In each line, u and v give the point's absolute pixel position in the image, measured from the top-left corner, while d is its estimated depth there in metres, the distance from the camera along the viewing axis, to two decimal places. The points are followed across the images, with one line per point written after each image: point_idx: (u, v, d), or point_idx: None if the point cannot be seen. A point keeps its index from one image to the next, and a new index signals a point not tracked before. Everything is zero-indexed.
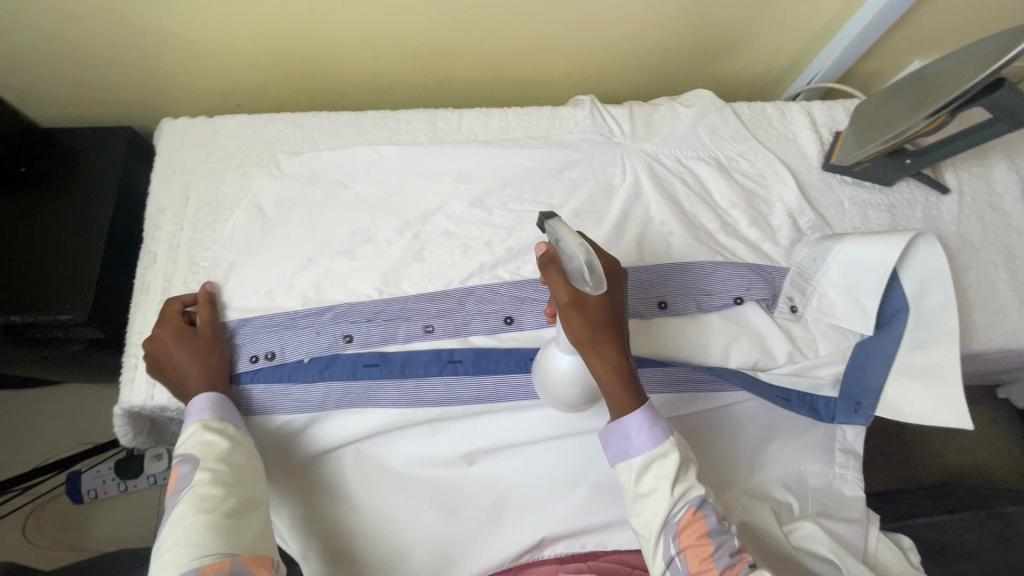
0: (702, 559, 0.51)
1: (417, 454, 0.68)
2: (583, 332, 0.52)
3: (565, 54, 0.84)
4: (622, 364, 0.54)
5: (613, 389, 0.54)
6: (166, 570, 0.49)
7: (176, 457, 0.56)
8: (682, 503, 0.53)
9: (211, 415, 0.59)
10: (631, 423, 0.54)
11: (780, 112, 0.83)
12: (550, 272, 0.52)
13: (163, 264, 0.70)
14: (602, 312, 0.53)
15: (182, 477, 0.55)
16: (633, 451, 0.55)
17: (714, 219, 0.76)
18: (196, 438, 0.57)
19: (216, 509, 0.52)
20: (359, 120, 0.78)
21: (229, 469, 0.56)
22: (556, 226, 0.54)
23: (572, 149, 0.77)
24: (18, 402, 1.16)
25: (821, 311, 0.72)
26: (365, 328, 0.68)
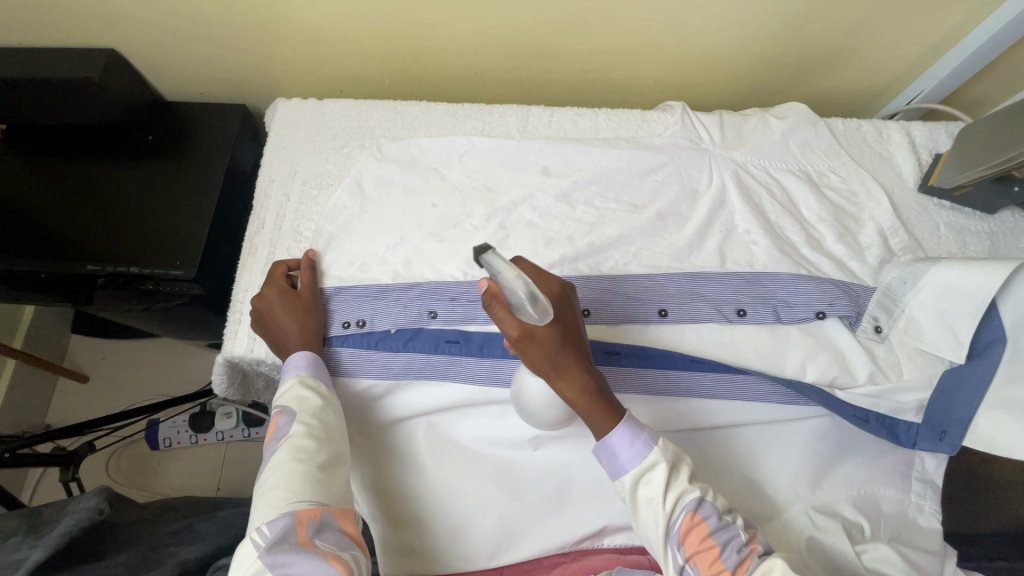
0: (711, 563, 0.52)
1: (487, 433, 0.70)
2: (542, 361, 0.55)
3: (658, 60, 0.86)
4: (589, 384, 0.56)
5: (586, 410, 0.56)
6: (266, 509, 0.53)
7: (274, 408, 0.61)
8: (678, 510, 0.54)
9: (307, 372, 0.63)
10: (614, 442, 0.56)
11: (877, 130, 0.82)
12: (495, 308, 0.54)
13: (269, 231, 0.76)
14: (554, 340, 0.54)
15: (281, 426, 0.59)
16: (622, 469, 0.56)
17: (800, 232, 0.75)
18: (292, 392, 0.61)
19: (311, 460, 0.57)
20: (456, 111, 0.82)
21: (320, 425, 0.60)
22: (492, 258, 0.52)
23: (660, 152, 0.78)
24: (112, 350, 1.27)
25: (907, 334, 0.70)
26: (449, 307, 0.71)
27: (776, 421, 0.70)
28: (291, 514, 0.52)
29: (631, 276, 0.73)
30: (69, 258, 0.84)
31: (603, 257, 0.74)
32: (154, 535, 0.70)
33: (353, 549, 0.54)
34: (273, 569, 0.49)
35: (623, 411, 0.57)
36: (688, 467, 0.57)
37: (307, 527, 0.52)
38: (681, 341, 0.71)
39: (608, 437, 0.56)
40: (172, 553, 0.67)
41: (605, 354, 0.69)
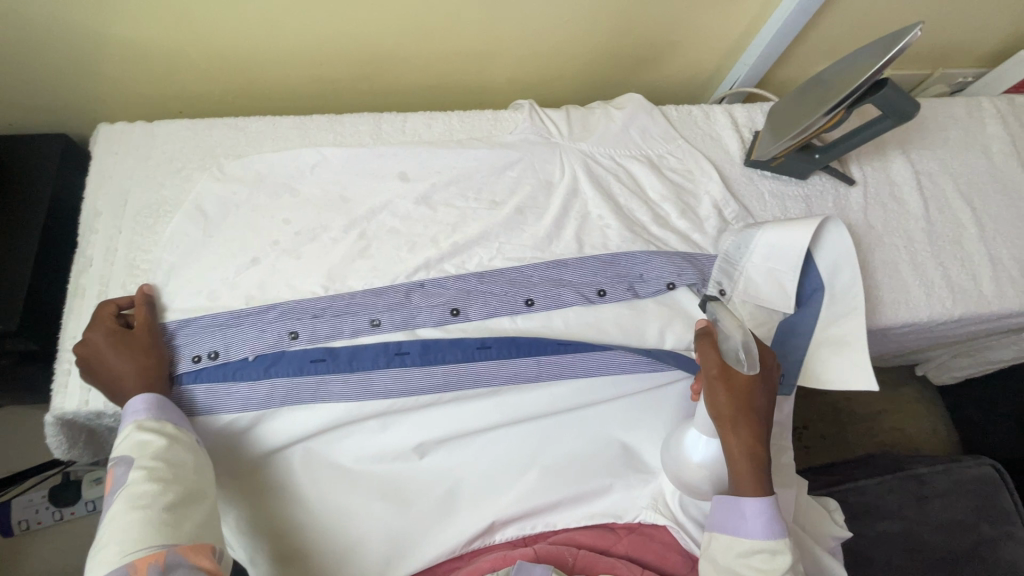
0: None
1: (367, 448, 0.68)
2: (724, 405, 0.60)
3: (505, 61, 0.89)
4: (755, 448, 0.60)
5: (743, 470, 0.60)
6: (103, 565, 0.48)
7: (110, 460, 0.55)
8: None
9: (148, 415, 0.57)
10: (749, 507, 0.59)
11: (705, 113, 0.90)
12: (707, 343, 0.63)
13: (99, 269, 0.69)
14: (745, 394, 0.61)
15: (119, 478, 0.53)
16: (738, 528, 0.60)
17: (647, 212, 0.81)
18: (130, 439, 0.55)
19: (154, 504, 0.51)
20: (305, 124, 0.80)
21: (167, 466, 0.54)
22: (720, 309, 0.70)
23: (513, 149, 0.81)
24: None
25: (747, 293, 0.77)
26: (312, 324, 0.68)
27: (646, 391, 0.74)
28: (128, 564, 0.48)
29: (496, 271, 0.75)
30: None
31: (467, 256, 0.75)
32: None
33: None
34: None
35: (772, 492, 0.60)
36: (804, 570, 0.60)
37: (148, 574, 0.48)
38: (549, 327, 0.73)
39: (746, 499, 0.59)
40: None
41: (476, 351, 0.70)
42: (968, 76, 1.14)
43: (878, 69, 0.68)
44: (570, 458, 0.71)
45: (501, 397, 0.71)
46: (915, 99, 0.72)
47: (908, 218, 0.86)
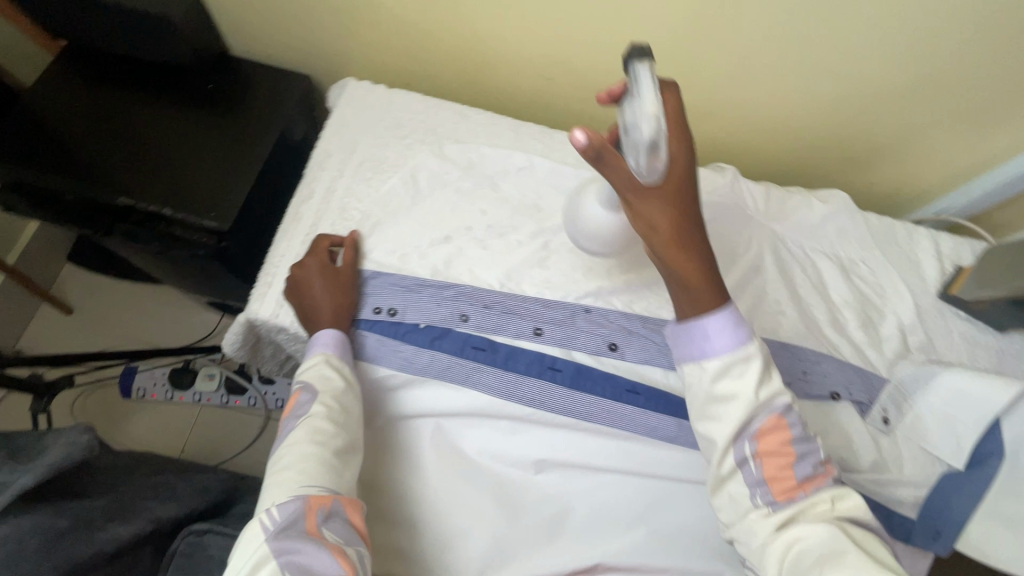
0: (780, 467, 0.53)
1: (494, 446, 0.70)
2: (657, 219, 0.52)
3: (717, 123, 0.90)
4: (697, 259, 0.53)
5: (689, 285, 0.54)
6: (279, 489, 0.52)
7: (296, 383, 0.60)
8: (763, 411, 0.54)
9: (334, 351, 0.62)
10: (709, 325, 0.54)
11: (907, 232, 0.86)
12: (607, 153, 0.50)
13: (317, 203, 0.76)
14: (672, 205, 0.52)
15: (303, 403, 0.57)
16: (704, 352, 0.55)
17: (824, 312, 0.78)
18: (316, 369, 0.60)
19: (329, 443, 0.55)
20: (521, 128, 0.85)
21: (340, 410, 0.58)
22: (642, 70, 0.52)
23: (708, 209, 0.82)
24: (115, 292, 1.28)
25: (913, 432, 0.72)
26: (482, 313, 0.71)
27: None
28: (301, 499, 0.50)
29: (661, 322, 0.75)
30: (99, 185, 0.82)
31: (636, 296, 0.76)
32: (132, 485, 0.67)
33: (359, 545, 0.50)
34: (279, 556, 0.47)
35: (727, 295, 0.55)
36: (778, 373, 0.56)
37: (315, 515, 0.50)
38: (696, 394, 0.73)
39: (701, 320, 0.54)
40: (148, 507, 0.64)
41: (625, 393, 0.71)
42: None
43: None
44: (684, 531, 0.68)
45: (626, 443, 0.70)
46: None
47: None
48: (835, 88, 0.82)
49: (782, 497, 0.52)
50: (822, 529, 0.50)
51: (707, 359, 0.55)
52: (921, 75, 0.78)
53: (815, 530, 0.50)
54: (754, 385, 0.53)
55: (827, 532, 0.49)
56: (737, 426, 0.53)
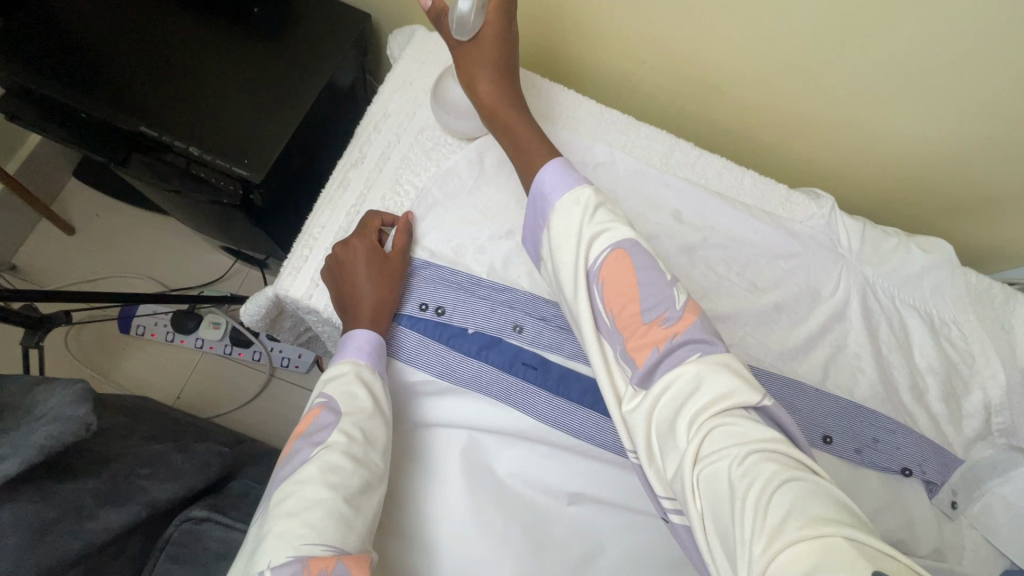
0: (630, 314, 0.46)
1: (530, 471, 0.64)
2: (478, 79, 0.60)
3: (819, 141, 0.80)
4: (511, 115, 0.60)
5: (519, 143, 0.59)
6: (280, 542, 0.43)
7: (317, 398, 0.52)
8: (602, 246, 0.49)
9: (366, 362, 0.54)
10: (541, 175, 0.55)
11: (1008, 296, 0.77)
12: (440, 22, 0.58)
13: (367, 169, 0.67)
14: (491, 64, 0.59)
15: (322, 427, 0.50)
16: (545, 210, 0.55)
17: (906, 375, 0.70)
18: (344, 385, 0.52)
19: (345, 485, 0.47)
20: (603, 116, 0.75)
21: (363, 443, 0.50)
22: None
23: (797, 241, 0.73)
24: (124, 219, 1.19)
25: (981, 523, 0.66)
26: (538, 327, 0.63)
27: None
28: (300, 561, 0.42)
29: None
30: (117, 108, 0.72)
31: None
32: (129, 458, 0.60)
33: None
34: None
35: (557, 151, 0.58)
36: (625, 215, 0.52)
37: None
38: None
39: (542, 172, 0.55)
40: (143, 487, 0.58)
41: None
42: None
43: None
44: None
45: None
46: None
47: None
48: (968, 128, 0.70)
49: (635, 356, 0.45)
50: (721, 453, 0.38)
51: (552, 217, 0.54)
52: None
53: (701, 422, 0.40)
54: (589, 215, 0.51)
55: (729, 434, 0.39)
56: (582, 272, 0.50)
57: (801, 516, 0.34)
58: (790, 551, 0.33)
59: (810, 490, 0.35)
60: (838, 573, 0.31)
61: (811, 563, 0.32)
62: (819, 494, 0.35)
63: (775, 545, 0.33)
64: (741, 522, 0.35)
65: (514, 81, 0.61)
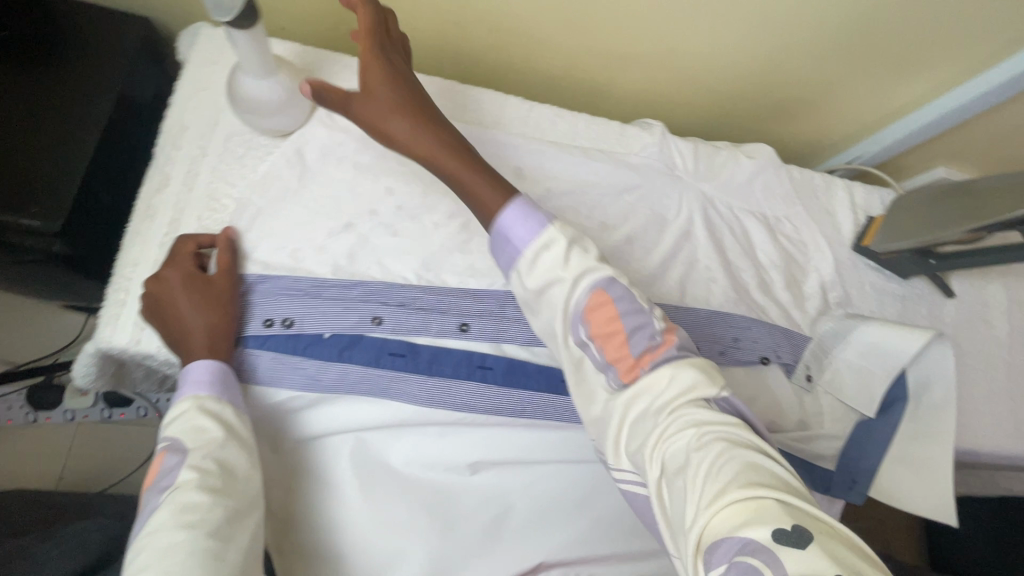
0: (617, 345, 0.47)
1: (423, 455, 0.63)
2: (396, 131, 0.51)
3: (643, 74, 0.83)
4: (444, 153, 0.51)
5: (472, 188, 0.51)
6: None
7: (161, 443, 0.48)
8: (581, 287, 0.47)
9: (209, 393, 0.51)
10: (504, 220, 0.49)
11: (826, 184, 0.86)
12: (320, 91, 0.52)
13: (176, 191, 0.61)
14: (398, 108, 0.51)
15: (168, 470, 0.47)
16: (513, 258, 0.49)
17: (752, 274, 0.77)
18: (187, 420, 0.49)
19: (205, 521, 0.44)
20: (425, 84, 0.73)
21: (221, 473, 0.47)
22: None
23: (636, 173, 0.76)
24: None
25: (832, 386, 0.75)
26: (397, 314, 0.62)
27: None
28: None
29: None
30: None
31: None
32: None
33: None
34: None
35: (514, 190, 0.51)
36: (597, 251, 0.50)
37: None
38: None
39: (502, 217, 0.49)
40: None
41: (562, 384, 0.65)
42: None
43: None
44: (625, 513, 0.66)
45: (567, 433, 0.67)
46: None
47: (991, 344, 0.86)
48: (762, 36, 0.76)
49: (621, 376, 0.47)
50: (682, 435, 0.42)
51: (520, 265, 0.49)
52: (867, 13, 0.73)
53: (675, 415, 0.44)
54: (563, 261, 0.48)
55: (692, 419, 0.43)
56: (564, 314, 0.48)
57: (743, 479, 0.38)
58: (729, 510, 0.37)
59: (757, 466, 0.39)
60: (765, 525, 0.35)
61: (744, 521, 0.36)
62: (761, 465, 0.40)
63: (716, 505, 0.37)
64: (691, 488, 0.40)
65: (441, 118, 0.53)
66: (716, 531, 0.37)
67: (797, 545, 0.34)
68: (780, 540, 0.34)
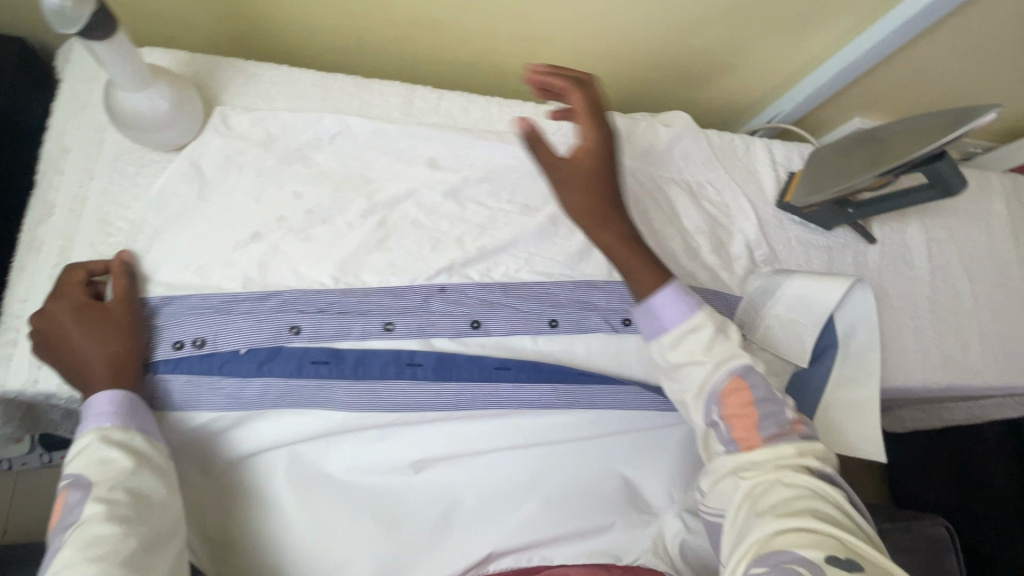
0: (746, 427, 0.54)
1: (361, 460, 0.63)
2: (576, 201, 0.60)
3: (555, 53, 0.82)
4: (625, 236, 0.61)
5: (630, 265, 0.60)
6: None
7: (62, 480, 0.47)
8: (722, 371, 0.56)
9: (114, 422, 0.49)
10: (652, 300, 0.59)
11: (746, 145, 0.87)
12: (538, 145, 0.59)
13: (64, 219, 0.58)
14: (590, 178, 0.60)
15: (72, 507, 0.46)
16: (659, 330, 0.59)
17: (680, 241, 0.77)
18: (91, 454, 0.47)
19: (117, 551, 0.44)
20: (326, 82, 0.70)
21: (131, 501, 0.47)
22: None
23: (554, 153, 0.76)
24: None
25: (766, 342, 0.76)
26: (317, 321, 0.60)
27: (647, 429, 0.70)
28: None
29: (523, 284, 0.69)
30: None
31: (493, 263, 0.69)
32: None
33: None
34: None
35: (668, 275, 0.60)
36: (737, 338, 0.59)
37: None
38: (570, 353, 0.69)
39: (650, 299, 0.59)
40: None
41: (495, 371, 0.65)
42: (979, 147, 1.10)
43: (945, 141, 0.66)
44: (573, 491, 0.67)
45: (506, 419, 0.66)
46: (964, 177, 0.71)
47: (914, 283, 0.90)
48: (663, 4, 0.77)
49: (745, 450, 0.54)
50: (771, 476, 0.52)
51: (668, 342, 0.58)
52: None
53: (753, 471, 0.53)
54: (708, 345, 0.57)
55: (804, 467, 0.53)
56: (700, 388, 0.57)
57: (811, 516, 0.49)
58: (789, 531, 0.48)
59: (828, 514, 0.49)
60: (821, 550, 0.46)
61: (801, 544, 0.47)
62: (831, 511, 0.50)
63: (782, 524, 0.48)
64: (761, 511, 0.50)
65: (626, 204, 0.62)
66: (772, 544, 0.48)
67: (845, 568, 0.45)
68: (833, 563, 0.45)
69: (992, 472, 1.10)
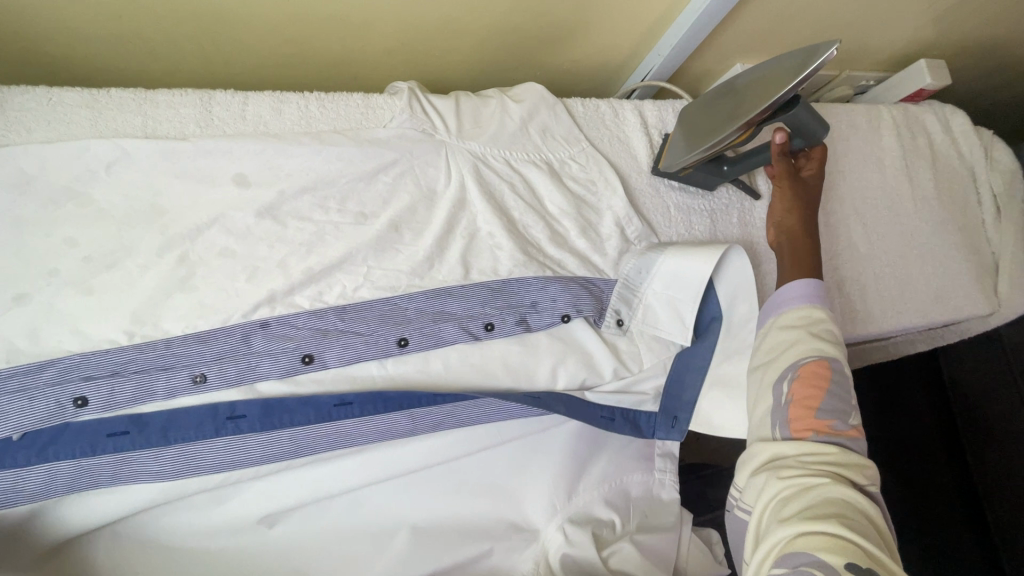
0: (805, 408, 0.56)
1: (202, 524, 0.59)
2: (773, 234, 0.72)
3: (382, 30, 0.72)
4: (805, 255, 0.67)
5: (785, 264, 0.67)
6: None
7: None
8: (809, 353, 0.58)
9: None
10: (787, 285, 0.65)
11: (614, 111, 0.79)
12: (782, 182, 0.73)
13: None
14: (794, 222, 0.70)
15: None
16: (775, 305, 0.65)
17: (543, 229, 0.70)
18: None
19: None
20: (95, 101, 0.58)
21: None
22: None
23: (388, 149, 0.63)
24: None
25: (645, 323, 0.72)
26: (106, 387, 0.54)
27: (518, 441, 0.67)
28: None
29: (363, 304, 0.62)
30: None
31: (326, 285, 0.61)
32: None
33: None
34: None
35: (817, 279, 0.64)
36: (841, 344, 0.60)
37: None
38: (425, 372, 0.64)
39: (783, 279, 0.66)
40: None
41: (332, 410, 0.59)
42: (871, 79, 1.04)
43: (799, 83, 0.61)
44: (442, 518, 0.65)
45: (364, 455, 0.62)
46: (826, 121, 0.68)
47: None
48: None
49: (794, 429, 0.56)
50: (807, 460, 0.54)
51: (777, 313, 0.64)
52: None
53: (793, 467, 0.54)
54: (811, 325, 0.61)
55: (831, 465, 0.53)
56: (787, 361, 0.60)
57: (838, 520, 0.48)
58: (808, 531, 0.48)
59: (851, 518, 0.48)
60: (840, 556, 0.46)
61: (821, 545, 0.47)
62: (854, 512, 0.49)
63: (802, 528, 0.48)
64: (786, 509, 0.51)
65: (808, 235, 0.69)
66: (792, 542, 0.49)
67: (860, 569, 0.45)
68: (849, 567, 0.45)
69: (916, 404, 1.13)
